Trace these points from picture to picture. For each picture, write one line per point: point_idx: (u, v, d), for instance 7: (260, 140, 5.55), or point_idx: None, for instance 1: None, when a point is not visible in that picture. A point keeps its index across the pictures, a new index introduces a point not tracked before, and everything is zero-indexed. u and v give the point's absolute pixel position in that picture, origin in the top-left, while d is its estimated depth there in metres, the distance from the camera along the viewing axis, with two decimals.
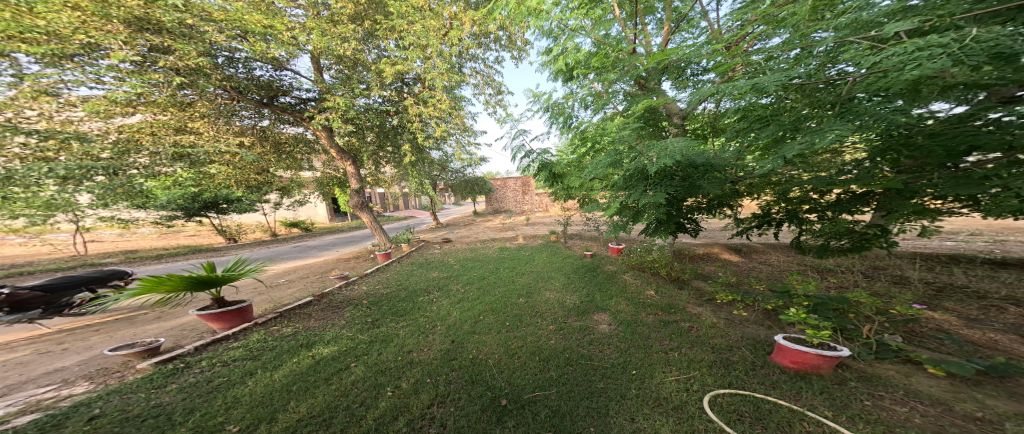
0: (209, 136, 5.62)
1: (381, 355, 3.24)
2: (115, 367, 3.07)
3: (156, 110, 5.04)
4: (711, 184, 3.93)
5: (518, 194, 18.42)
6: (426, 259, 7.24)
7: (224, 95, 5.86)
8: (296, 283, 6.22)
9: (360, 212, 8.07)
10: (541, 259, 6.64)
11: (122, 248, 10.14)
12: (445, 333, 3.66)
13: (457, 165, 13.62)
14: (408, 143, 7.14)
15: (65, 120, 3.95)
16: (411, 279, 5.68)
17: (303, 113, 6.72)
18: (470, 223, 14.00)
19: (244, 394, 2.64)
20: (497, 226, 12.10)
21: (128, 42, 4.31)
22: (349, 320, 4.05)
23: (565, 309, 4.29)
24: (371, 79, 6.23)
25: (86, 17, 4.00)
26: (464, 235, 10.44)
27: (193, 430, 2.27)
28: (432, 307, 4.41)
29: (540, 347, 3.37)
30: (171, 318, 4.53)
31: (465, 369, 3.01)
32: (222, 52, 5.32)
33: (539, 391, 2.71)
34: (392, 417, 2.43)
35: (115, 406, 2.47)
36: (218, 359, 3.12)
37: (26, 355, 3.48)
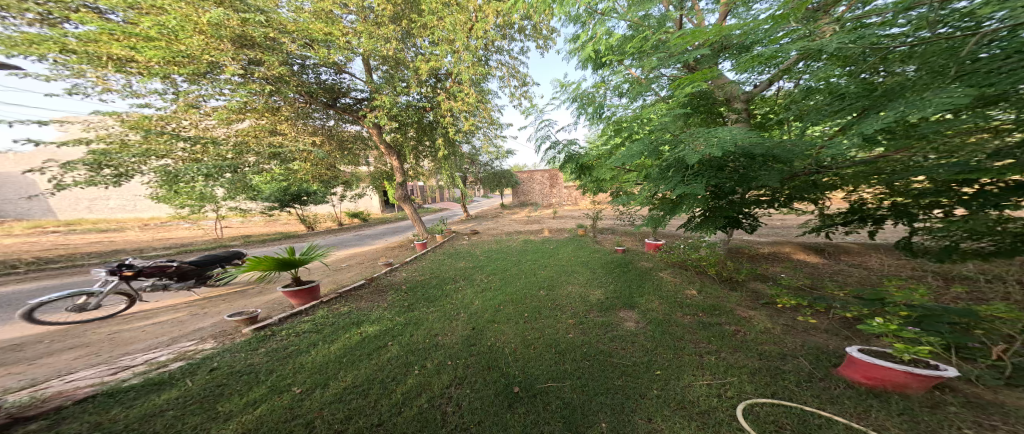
0: (292, 136, 6.46)
1: (412, 336, 3.49)
2: (225, 331, 3.71)
3: (258, 116, 5.95)
4: (766, 174, 3.53)
5: (546, 187, 18.20)
6: (457, 249, 7.55)
7: (301, 99, 6.53)
8: (353, 268, 6.88)
9: (403, 204, 8.62)
10: (572, 253, 6.57)
11: (237, 231, 12.28)
12: (467, 320, 3.83)
13: (487, 158, 13.83)
14: (441, 138, 7.39)
15: (205, 127, 5.37)
16: (442, 268, 5.97)
17: (359, 113, 7.20)
18: (498, 215, 14.22)
19: (308, 361, 3.01)
20: (527, 219, 12.15)
21: (234, 58, 5.03)
22: (390, 303, 4.42)
23: (587, 304, 4.22)
24: (410, 77, 6.53)
25: (207, 39, 4.82)
26: (492, 227, 10.65)
27: (272, 387, 2.64)
28: (457, 295, 4.62)
29: (556, 339, 3.40)
30: (266, 292, 5.31)
31: (483, 355, 3.13)
32: (295, 60, 5.94)
33: (552, 382, 2.73)
34: (417, 392, 2.62)
35: (218, 362, 2.97)
36: (292, 330, 3.59)
37: (183, 315, 4.35)
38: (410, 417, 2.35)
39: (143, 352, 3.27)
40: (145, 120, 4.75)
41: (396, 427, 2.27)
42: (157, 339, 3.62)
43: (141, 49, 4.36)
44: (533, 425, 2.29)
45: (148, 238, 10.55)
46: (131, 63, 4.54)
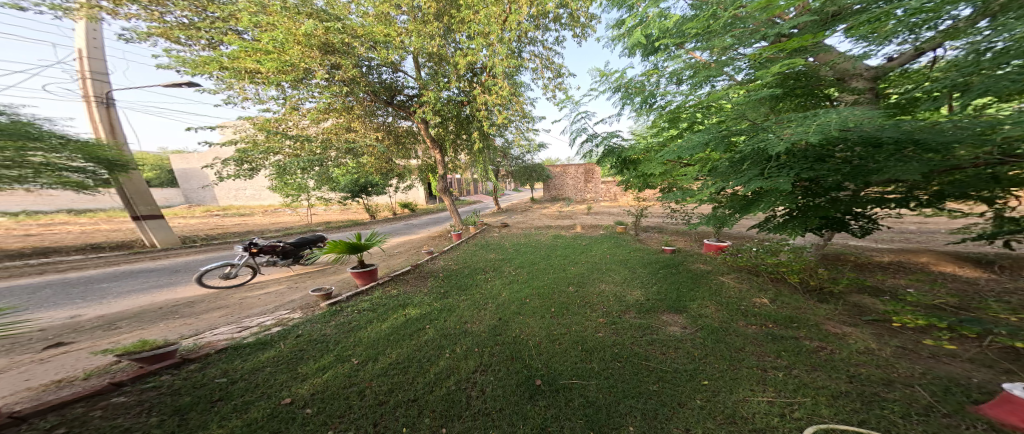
0: (362, 134, 7.60)
1: (445, 322, 3.60)
2: (309, 304, 4.17)
3: (341, 117, 7.13)
4: (899, 165, 2.39)
5: (580, 181, 17.78)
6: (491, 241, 7.65)
7: (367, 98, 7.03)
8: (402, 254, 7.35)
9: (443, 195, 8.98)
10: (615, 252, 6.22)
11: (309, 218, 13.77)
12: (494, 311, 3.85)
13: (518, 152, 13.79)
14: (477, 131, 7.53)
15: (303, 126, 7.00)
16: (473, 258, 6.14)
17: (411, 108, 7.47)
18: (528, 209, 14.18)
19: (366, 336, 3.21)
20: (562, 214, 11.98)
21: (321, 65, 5.79)
22: (429, 289, 4.64)
23: (622, 304, 3.88)
24: (450, 72, 6.68)
25: (303, 48, 5.59)
26: (521, 221, 10.66)
27: (340, 355, 2.85)
28: (486, 285, 4.72)
29: (583, 337, 3.13)
30: (337, 272, 5.89)
31: (507, 345, 3.06)
32: (365, 62, 6.35)
33: (576, 379, 2.48)
34: (445, 375, 2.61)
35: (302, 330, 3.31)
36: (356, 308, 3.92)
37: (282, 287, 5.01)
38: (436, 398, 2.32)
39: (256, 316, 3.82)
40: (267, 123, 6.52)
41: (425, 405, 2.26)
42: (269, 305, 4.19)
43: (262, 61, 5.44)
44: (553, 420, 2.11)
45: (246, 222, 12.40)
46: (257, 76, 5.90)
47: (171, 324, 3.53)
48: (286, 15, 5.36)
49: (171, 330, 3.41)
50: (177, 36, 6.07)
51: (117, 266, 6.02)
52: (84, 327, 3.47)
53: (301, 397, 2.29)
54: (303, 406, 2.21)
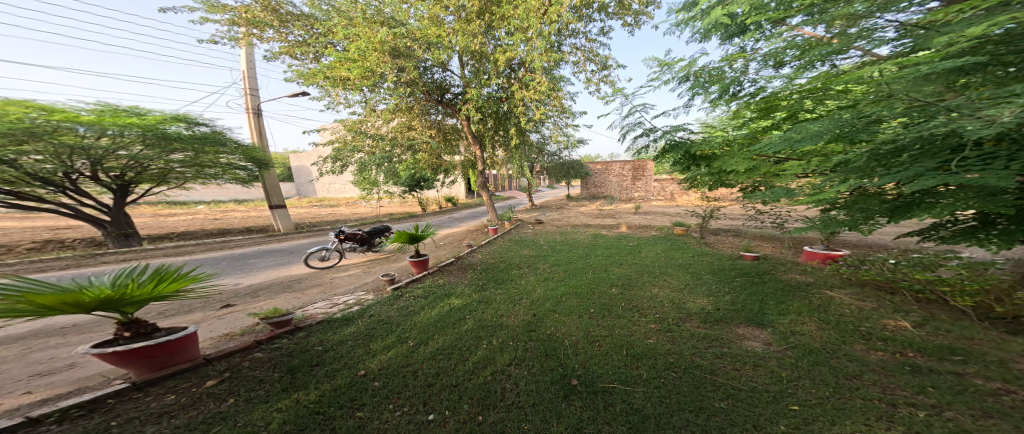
0: (420, 131, 8.03)
1: (484, 313, 3.61)
2: (379, 287, 4.52)
3: (405, 116, 7.65)
4: None
5: (630, 180, 17.10)
6: (531, 236, 7.60)
7: (422, 98, 7.40)
8: (447, 246, 7.61)
9: (481, 191, 9.13)
10: (678, 255, 5.41)
11: (364, 210, 14.88)
12: (529, 306, 3.73)
13: (555, 148, 13.61)
14: (514, 128, 7.53)
15: (377, 128, 8.01)
16: (509, 254, 6.15)
17: (455, 106, 7.64)
18: (564, 206, 13.92)
19: (422, 320, 3.37)
20: (606, 212, 11.55)
21: (393, 70, 6.28)
22: (469, 281, 4.73)
23: (682, 312, 3.24)
24: (490, 69, 6.73)
25: (378, 54, 6.04)
26: (556, 218, 10.50)
27: (409, 333, 3.06)
28: (522, 281, 4.68)
29: (630, 341, 2.72)
30: (398, 258, 6.29)
31: (541, 342, 2.89)
32: (424, 64, 6.69)
33: (618, 383, 2.19)
34: (483, 364, 2.57)
35: (374, 311, 3.58)
36: (413, 294, 4.14)
37: (358, 270, 5.50)
38: (475, 387, 2.28)
39: (341, 294, 4.23)
40: (353, 124, 7.89)
41: (464, 392, 2.23)
42: (350, 286, 4.62)
43: (351, 69, 6.06)
44: (590, 425, 1.89)
45: (326, 213, 13.96)
46: (348, 85, 6.58)
47: (286, 296, 4.10)
48: (366, 26, 5.96)
49: (287, 300, 3.96)
50: (297, 52, 7.27)
51: (262, 246, 7.23)
52: (242, 293, 4.27)
53: (371, 370, 2.45)
54: (372, 379, 2.34)
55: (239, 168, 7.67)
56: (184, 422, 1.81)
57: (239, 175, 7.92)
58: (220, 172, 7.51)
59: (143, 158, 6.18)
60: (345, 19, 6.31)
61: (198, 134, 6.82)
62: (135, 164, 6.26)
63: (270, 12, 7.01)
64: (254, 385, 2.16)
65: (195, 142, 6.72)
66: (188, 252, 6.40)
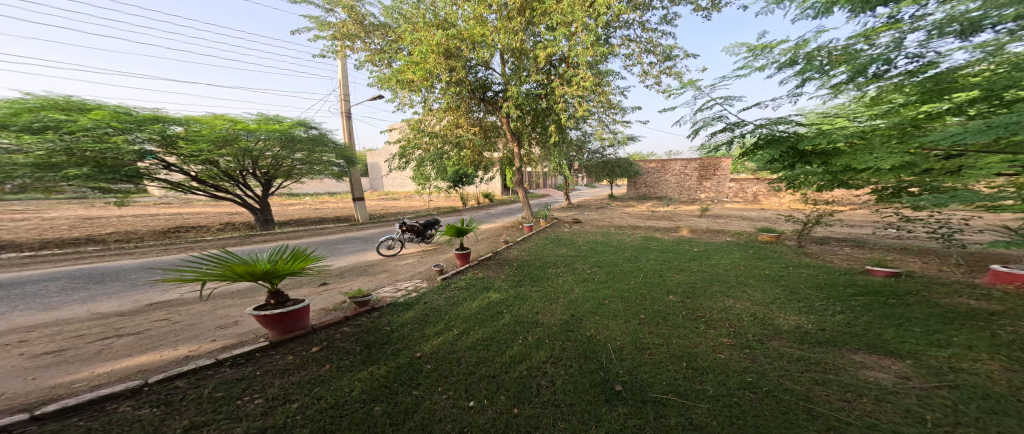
0: (467, 129, 8.30)
1: (521, 309, 3.47)
2: (430, 276, 4.76)
3: (454, 115, 7.90)
4: None
5: (695, 181, 16.02)
6: (579, 235, 7.42)
7: (468, 97, 7.61)
8: (486, 241, 7.73)
9: (518, 188, 9.15)
10: (765, 265, 4.33)
11: (412, 204, 15.69)
12: (567, 306, 3.45)
13: (597, 145, 13.23)
14: (554, 125, 7.39)
15: (431, 126, 8.40)
16: (545, 252, 6.06)
17: (495, 103, 7.69)
18: (605, 206, 13.48)
19: (468, 309, 3.47)
20: (661, 213, 10.90)
21: (450, 70, 6.57)
22: (505, 276, 4.72)
23: (773, 330, 2.56)
24: (530, 66, 6.69)
25: (435, 57, 6.28)
26: (596, 218, 10.14)
27: (465, 318, 3.23)
28: (558, 279, 4.39)
29: (692, 353, 2.33)
30: (445, 250, 6.55)
31: (581, 343, 2.66)
32: (472, 64, 6.89)
33: (674, 395, 1.92)
34: (519, 358, 2.50)
35: (427, 297, 3.79)
36: (456, 284, 4.28)
37: (412, 258, 5.85)
38: (511, 379, 2.22)
39: (400, 280, 4.54)
40: (417, 123, 8.35)
41: (501, 383, 2.19)
42: (409, 272, 4.96)
43: (415, 72, 6.42)
44: None
45: (390, 206, 15.01)
46: (414, 90, 6.99)
47: (359, 279, 4.56)
48: (426, 30, 6.31)
49: (359, 283, 4.40)
50: (377, 59, 7.78)
51: (343, 234, 7.96)
52: (332, 273, 4.85)
53: (426, 352, 2.57)
54: (426, 361, 2.45)
55: (335, 165, 8.75)
56: (297, 379, 2.13)
57: (335, 171, 8.99)
58: (323, 169, 8.62)
59: (278, 157, 7.62)
60: (410, 25, 6.70)
61: (312, 136, 8.06)
62: (275, 163, 7.78)
63: (360, 24, 7.66)
64: (343, 355, 2.45)
65: (310, 144, 8.02)
66: (302, 236, 7.47)
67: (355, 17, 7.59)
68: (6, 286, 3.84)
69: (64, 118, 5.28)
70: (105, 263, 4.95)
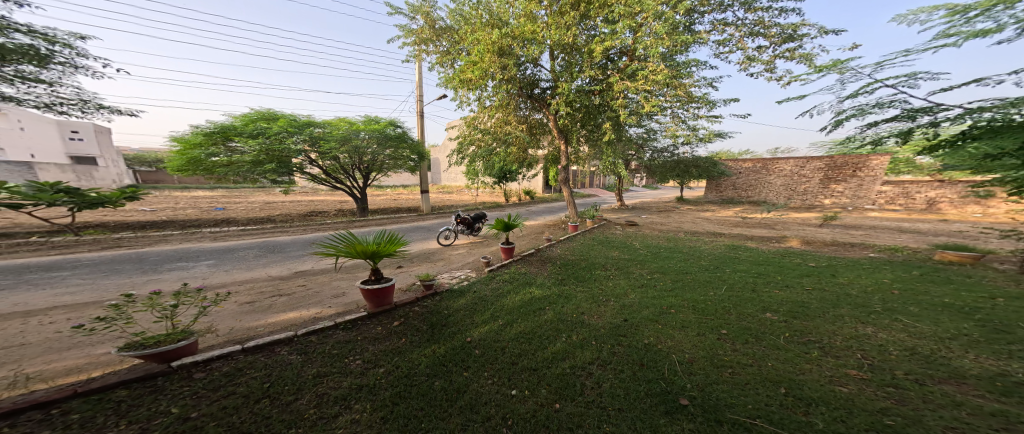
0: (515, 125, 8.30)
1: (564, 307, 3.32)
2: (477, 267, 4.85)
3: (500, 111, 7.94)
4: None
5: (816, 184, 13.24)
6: (648, 239, 6.91)
7: (519, 93, 7.61)
8: (527, 237, 7.71)
9: (562, 185, 8.92)
10: (935, 293, 3.24)
11: (467, 198, 16.28)
12: (618, 309, 3.23)
13: (662, 143, 12.26)
14: (609, 122, 7.01)
15: (479, 121, 8.51)
16: (592, 253, 5.79)
17: (544, 101, 7.59)
18: (670, 209, 12.53)
19: (514, 301, 3.43)
20: (755, 220, 9.42)
21: (505, 68, 6.58)
22: (548, 274, 4.56)
23: (898, 362, 2.08)
24: (583, 61, 6.38)
25: (488, 54, 6.30)
26: (658, 222, 9.45)
27: (517, 309, 3.24)
28: (608, 282, 4.14)
29: (797, 381, 1.96)
30: (491, 243, 6.62)
31: (635, 349, 2.45)
32: (524, 63, 6.87)
33: (760, 422, 1.67)
34: (562, 355, 2.38)
35: (475, 286, 3.87)
36: (499, 276, 4.29)
37: (463, 249, 6.04)
38: (553, 374, 2.14)
39: (454, 268, 4.73)
40: (472, 121, 8.54)
41: (542, 376, 2.12)
42: (461, 262, 5.12)
43: (473, 72, 6.59)
44: None
45: (446, 199, 15.68)
46: (472, 89, 7.15)
47: (421, 265, 4.86)
48: (483, 31, 6.40)
49: (421, 268, 4.69)
50: (443, 61, 8.09)
51: (421, 222, 8.66)
52: (408, 257, 5.29)
53: (474, 338, 2.61)
54: (475, 346, 2.48)
55: (410, 160, 9.36)
56: (383, 348, 2.37)
57: (409, 164, 9.63)
58: (401, 164, 9.35)
59: (376, 154, 8.48)
60: (469, 25, 6.87)
61: (398, 134, 8.83)
62: (373, 159, 8.66)
63: (432, 28, 8.03)
64: (414, 332, 2.64)
65: (397, 143, 8.80)
66: (387, 224, 8.17)
67: (428, 22, 7.97)
68: (227, 252, 5.02)
69: (264, 127, 7.21)
70: (275, 238, 6.03)
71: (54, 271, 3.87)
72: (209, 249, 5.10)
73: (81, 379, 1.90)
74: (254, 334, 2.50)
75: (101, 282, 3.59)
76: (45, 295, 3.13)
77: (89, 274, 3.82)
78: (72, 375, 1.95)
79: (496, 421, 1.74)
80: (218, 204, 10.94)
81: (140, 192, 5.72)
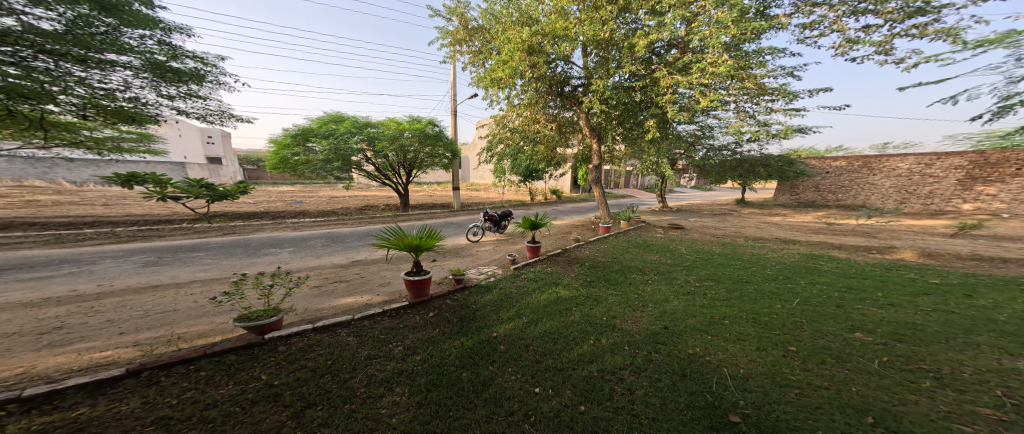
0: (544, 123, 8.22)
1: (592, 309, 3.17)
2: (502, 264, 4.83)
3: (527, 109, 7.87)
4: None
5: (952, 186, 10.11)
6: (699, 244, 6.41)
7: (549, 92, 7.47)
8: (551, 236, 7.60)
9: (593, 186, 8.63)
10: None
11: (504, 197, 16.40)
12: (655, 316, 3.04)
13: (721, 141, 11.16)
14: (652, 119, 6.64)
15: (507, 119, 8.47)
16: (626, 256, 5.51)
17: (577, 99, 7.39)
18: (728, 213, 11.55)
19: (540, 301, 3.34)
20: (848, 227, 8.06)
21: (536, 66, 6.45)
22: (575, 275, 4.40)
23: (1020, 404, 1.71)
24: (623, 56, 6.02)
25: (515, 47, 6.15)
26: (711, 226, 8.79)
27: (551, 307, 3.18)
28: (646, 287, 3.91)
29: (894, 413, 1.70)
30: (517, 242, 6.54)
31: (675, 359, 2.27)
32: (556, 61, 6.73)
33: None
34: (589, 358, 2.27)
35: (501, 283, 3.85)
36: (522, 274, 4.25)
37: (490, 246, 6.05)
38: (579, 376, 2.04)
39: (481, 264, 4.75)
40: (499, 120, 8.51)
41: (567, 377, 2.04)
42: (488, 259, 5.11)
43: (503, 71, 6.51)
44: None
45: (473, 196, 15.91)
46: (501, 86, 7.08)
47: (451, 259, 4.94)
48: (513, 29, 6.31)
49: (453, 263, 4.76)
50: (475, 61, 8.17)
51: (460, 218, 8.91)
52: (445, 251, 5.42)
53: (501, 334, 2.58)
54: (499, 342, 2.46)
55: (445, 158, 9.48)
56: (426, 336, 2.45)
57: (444, 162, 9.80)
58: (437, 161, 9.57)
59: (416, 152, 8.84)
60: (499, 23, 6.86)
61: (436, 133, 8.95)
62: (414, 157, 8.99)
63: (466, 28, 8.08)
64: (453, 323, 2.70)
65: (434, 142, 9.06)
66: (426, 219, 8.47)
67: (462, 23, 8.05)
68: (301, 241, 5.45)
69: (332, 128, 7.99)
70: (337, 229, 6.51)
71: (195, 251, 4.59)
72: (287, 238, 5.60)
73: (208, 342, 2.26)
74: (322, 315, 2.71)
75: (206, 260, 4.21)
76: (162, 271, 3.73)
77: (201, 253, 4.52)
78: (206, 337, 2.32)
79: (519, 417, 1.70)
80: (296, 197, 12.27)
81: (249, 187, 7.32)
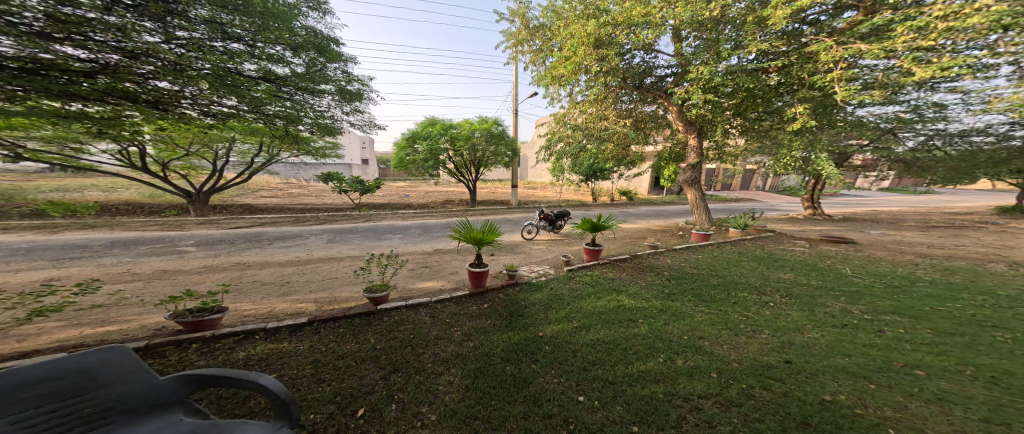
0: (614, 120, 8.05)
1: (668, 325, 2.93)
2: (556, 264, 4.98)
3: (591, 107, 7.86)
4: None
5: None
6: (875, 265, 4.99)
7: (623, 86, 7.24)
8: (616, 240, 7.39)
9: (689, 188, 8.01)
10: None
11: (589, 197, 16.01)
12: (773, 346, 2.54)
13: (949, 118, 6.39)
14: (807, 104, 5.32)
15: (569, 116, 8.52)
16: (733, 271, 4.63)
17: (664, 90, 6.94)
18: (943, 228, 8.63)
19: (587, 306, 3.34)
20: None
21: (607, 58, 6.27)
22: (647, 284, 4.12)
23: None
24: (746, 33, 5.24)
25: (580, 42, 6.13)
26: (891, 242, 6.88)
27: (608, 314, 3.14)
28: (766, 311, 3.27)
29: None
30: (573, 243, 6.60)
31: (798, 402, 1.89)
32: (631, 52, 6.44)
33: None
34: (654, 377, 2.15)
35: (552, 283, 4.01)
36: (575, 277, 4.31)
37: (545, 246, 6.24)
38: (637, 395, 1.98)
39: (533, 263, 4.99)
40: (560, 118, 8.60)
41: (620, 393, 2.01)
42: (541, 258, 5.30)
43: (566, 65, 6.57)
44: None
45: (532, 194, 16.26)
46: (562, 80, 7.05)
47: (507, 255, 5.30)
48: (582, 22, 6.29)
49: (511, 260, 5.09)
50: (536, 59, 8.34)
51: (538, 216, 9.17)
52: (505, 248, 5.81)
53: (549, 335, 2.73)
54: (545, 342, 2.62)
55: (506, 156, 9.91)
56: (487, 325, 2.82)
57: (505, 160, 10.12)
58: (498, 160, 10.01)
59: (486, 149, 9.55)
60: (562, 20, 6.95)
61: (500, 132, 9.62)
62: (485, 156, 9.67)
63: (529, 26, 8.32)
64: (507, 316, 3.04)
65: (499, 143, 9.71)
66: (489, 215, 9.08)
67: (524, 22, 8.31)
68: (401, 229, 6.42)
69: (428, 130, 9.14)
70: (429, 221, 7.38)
71: (351, 233, 5.88)
72: (395, 226, 6.64)
73: (347, 305, 3.01)
74: (412, 293, 3.33)
75: (342, 239, 5.43)
76: (315, 245, 4.95)
77: (355, 234, 5.84)
78: (346, 301, 3.09)
79: (558, 422, 1.79)
80: (406, 191, 14.08)
81: (383, 183, 8.60)
